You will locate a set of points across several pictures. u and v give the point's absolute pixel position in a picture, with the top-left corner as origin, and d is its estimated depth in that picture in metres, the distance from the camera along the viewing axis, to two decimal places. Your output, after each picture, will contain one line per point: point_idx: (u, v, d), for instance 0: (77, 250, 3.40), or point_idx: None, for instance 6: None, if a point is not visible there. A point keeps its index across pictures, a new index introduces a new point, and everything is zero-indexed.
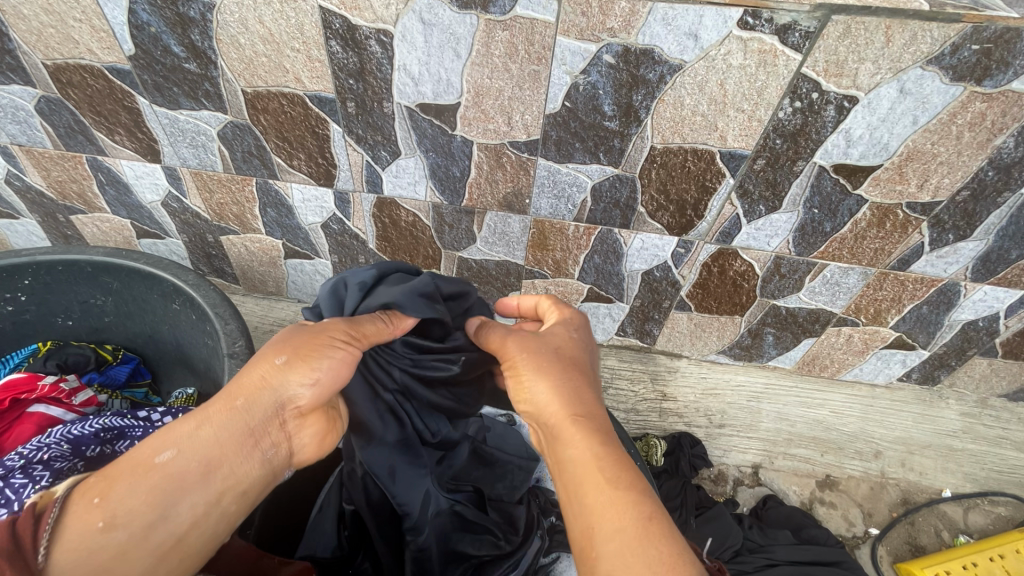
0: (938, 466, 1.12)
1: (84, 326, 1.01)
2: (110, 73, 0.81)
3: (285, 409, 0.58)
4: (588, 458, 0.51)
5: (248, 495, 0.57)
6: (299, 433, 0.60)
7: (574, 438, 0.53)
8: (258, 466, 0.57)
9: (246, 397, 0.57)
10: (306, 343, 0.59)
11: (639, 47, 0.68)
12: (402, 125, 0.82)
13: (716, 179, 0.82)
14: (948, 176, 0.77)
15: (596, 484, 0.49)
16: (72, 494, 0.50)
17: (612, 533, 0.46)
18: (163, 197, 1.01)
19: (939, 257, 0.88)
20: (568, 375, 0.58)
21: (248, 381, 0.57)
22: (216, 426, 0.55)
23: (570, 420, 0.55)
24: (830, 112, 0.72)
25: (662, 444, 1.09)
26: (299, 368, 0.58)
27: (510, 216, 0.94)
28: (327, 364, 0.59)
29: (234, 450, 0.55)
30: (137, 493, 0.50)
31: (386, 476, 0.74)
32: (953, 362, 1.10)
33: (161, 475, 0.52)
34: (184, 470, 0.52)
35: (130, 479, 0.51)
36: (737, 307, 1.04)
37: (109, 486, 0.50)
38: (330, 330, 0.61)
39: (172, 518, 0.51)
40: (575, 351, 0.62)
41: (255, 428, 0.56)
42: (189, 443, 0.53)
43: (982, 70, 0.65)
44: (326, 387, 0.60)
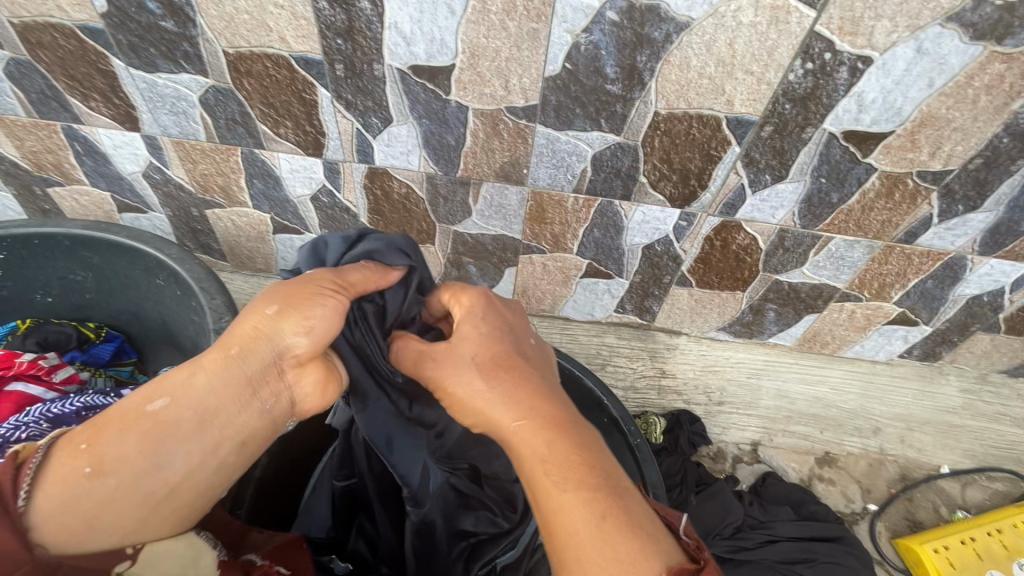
0: (937, 442, 1.12)
1: (65, 303, 0.98)
2: (82, 32, 0.77)
3: (279, 359, 0.55)
4: (535, 467, 0.52)
5: (247, 446, 0.56)
6: (299, 384, 0.57)
7: (520, 445, 0.54)
8: (257, 416, 0.55)
9: (240, 345, 0.54)
10: (297, 291, 0.57)
11: (644, 3, 0.64)
12: (393, 89, 0.78)
13: (721, 147, 0.79)
14: (961, 143, 0.74)
15: (545, 494, 0.51)
16: (66, 438, 0.52)
17: (569, 536, 0.48)
18: (144, 168, 0.97)
19: (947, 229, 0.86)
20: (504, 375, 0.58)
21: (241, 330, 0.55)
22: (208, 377, 0.54)
23: (513, 432, 0.55)
24: (843, 74, 0.68)
25: (661, 421, 1.06)
26: (291, 317, 0.55)
27: (507, 187, 0.90)
28: (319, 312, 0.56)
29: (227, 400, 0.54)
30: (127, 441, 0.51)
31: (385, 447, 0.70)
32: (955, 338, 1.08)
33: (152, 422, 0.52)
34: (174, 419, 0.52)
35: (121, 424, 0.51)
36: (739, 282, 1.02)
37: (99, 433, 0.51)
38: (318, 279, 0.59)
39: (161, 468, 0.51)
40: (495, 349, 0.59)
41: (250, 377, 0.54)
42: (179, 392, 0.53)
43: (1004, 28, 0.62)
44: (320, 336, 0.56)
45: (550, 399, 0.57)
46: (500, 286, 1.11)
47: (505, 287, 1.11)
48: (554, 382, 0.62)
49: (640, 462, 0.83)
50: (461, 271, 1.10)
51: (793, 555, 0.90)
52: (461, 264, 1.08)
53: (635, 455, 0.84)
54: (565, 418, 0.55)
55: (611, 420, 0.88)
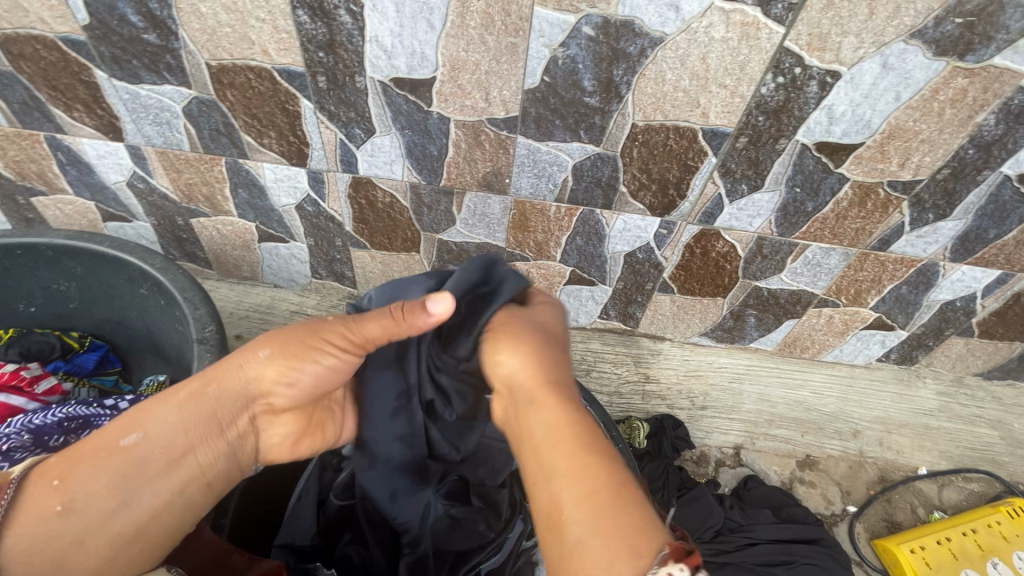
0: (915, 444, 1.14)
1: (47, 313, 0.98)
2: (64, 44, 0.77)
3: (254, 403, 0.60)
4: (555, 425, 0.52)
5: (210, 486, 0.58)
6: (270, 428, 0.62)
7: (547, 403, 0.54)
8: (224, 457, 0.59)
9: (217, 387, 0.58)
10: (294, 342, 0.59)
11: (618, 19, 0.66)
12: (376, 101, 0.79)
13: (698, 157, 0.81)
14: (929, 154, 0.76)
15: (568, 452, 0.49)
16: (41, 470, 0.53)
17: (583, 491, 0.46)
18: (128, 177, 0.97)
19: (918, 236, 0.88)
20: (551, 347, 0.61)
21: (221, 369, 0.59)
22: (184, 415, 0.56)
23: (544, 389, 0.56)
24: (813, 88, 0.70)
25: (645, 426, 1.08)
26: (275, 366, 0.58)
27: (489, 196, 0.91)
28: (308, 367, 0.58)
29: (200, 441, 0.57)
30: (98, 479, 0.53)
31: (387, 498, 0.74)
32: (931, 342, 1.11)
33: (126, 459, 0.54)
34: (146, 457, 0.54)
35: (92, 463, 0.53)
36: (720, 289, 1.04)
37: (72, 468, 0.53)
38: (329, 329, 0.59)
39: (131, 505, 0.53)
40: (555, 328, 0.65)
41: (221, 417, 0.58)
42: (154, 429, 0.55)
43: (965, 44, 0.64)
44: (300, 387, 0.59)
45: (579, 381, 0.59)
46: None
47: None
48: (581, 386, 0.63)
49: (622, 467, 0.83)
50: None
51: (773, 558, 0.91)
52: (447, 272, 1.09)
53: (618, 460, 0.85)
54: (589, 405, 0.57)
55: None
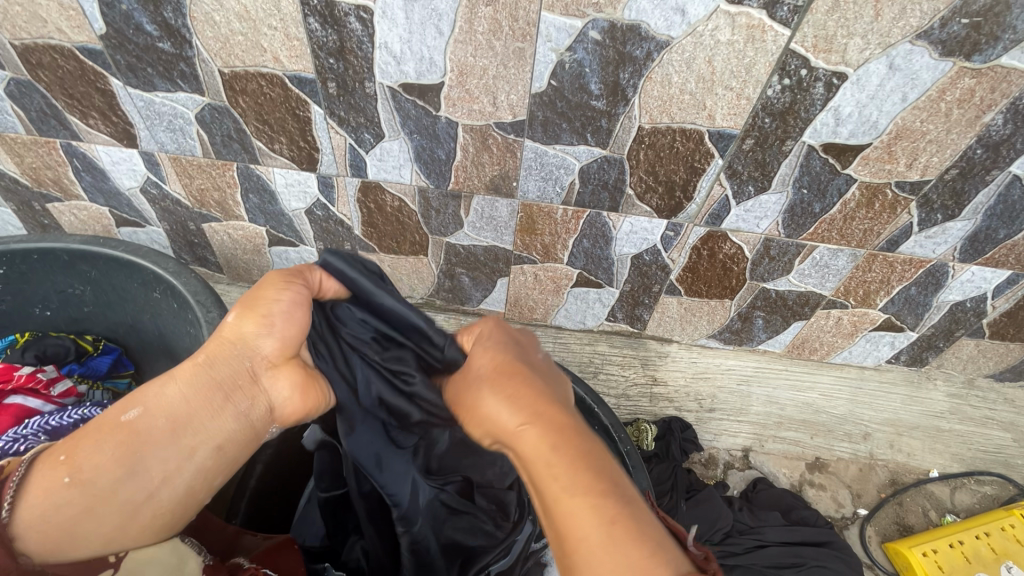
0: (926, 447, 1.13)
1: (62, 316, 0.99)
2: (81, 53, 0.79)
3: (252, 363, 0.56)
4: (546, 471, 0.49)
5: (224, 451, 0.56)
6: (272, 387, 0.57)
7: (527, 454, 0.51)
8: (234, 420, 0.56)
9: (208, 353, 0.55)
10: (252, 294, 0.57)
11: (625, 23, 0.67)
12: (385, 106, 0.80)
13: (705, 159, 0.81)
14: (937, 154, 0.76)
15: (556, 506, 0.47)
16: (46, 452, 0.52)
17: (584, 547, 0.45)
18: (141, 183, 0.99)
19: (927, 237, 0.88)
20: (506, 380, 0.56)
21: (210, 337, 0.56)
22: (182, 385, 0.54)
23: (524, 432, 0.52)
24: (819, 89, 0.70)
25: (653, 429, 1.08)
26: (252, 320, 0.55)
27: (497, 200, 0.92)
28: (278, 309, 0.56)
29: (201, 406, 0.54)
30: (103, 451, 0.51)
31: (374, 465, 0.69)
32: (941, 343, 1.10)
33: (128, 432, 0.52)
34: (150, 427, 0.52)
35: (98, 435, 0.51)
36: (727, 290, 1.04)
37: (76, 446, 0.51)
38: (268, 280, 0.58)
39: (139, 473, 0.51)
40: (510, 354, 0.60)
41: (222, 380, 0.55)
42: (154, 400, 0.53)
43: (971, 45, 0.64)
44: (279, 334, 0.56)
45: (561, 403, 0.54)
46: (492, 296, 1.13)
47: (497, 297, 1.13)
48: (560, 391, 0.58)
49: (630, 469, 0.84)
50: (454, 281, 1.11)
51: (782, 560, 0.91)
52: (454, 275, 1.10)
53: (625, 462, 0.85)
54: (564, 421, 0.52)
55: (602, 428, 0.89)
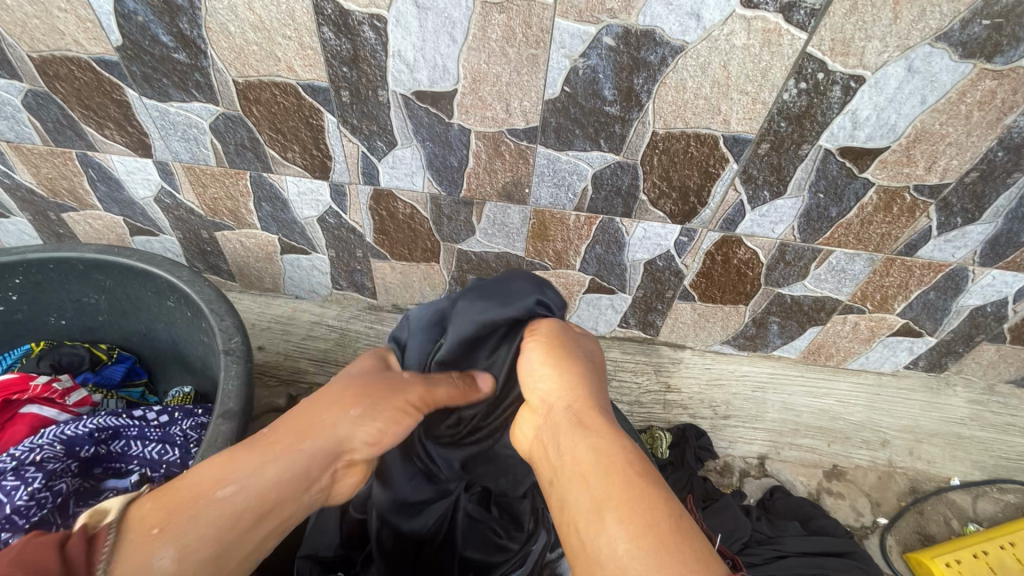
0: (946, 454, 1.11)
1: (77, 325, 1.00)
2: (98, 64, 0.80)
3: (344, 459, 0.56)
4: (606, 449, 0.51)
5: (276, 544, 0.53)
6: (345, 480, 0.58)
7: (600, 430, 0.54)
8: (302, 511, 0.54)
9: (313, 442, 0.54)
10: (381, 398, 0.60)
11: (639, 28, 0.66)
12: (397, 113, 0.80)
13: (720, 164, 0.81)
14: (957, 157, 0.75)
15: (621, 481, 0.48)
16: (133, 518, 0.45)
17: (638, 521, 0.45)
18: (155, 192, 1.00)
19: (946, 241, 0.87)
20: (596, 376, 0.61)
21: (316, 422, 0.56)
22: (282, 469, 0.51)
23: (595, 414, 0.56)
24: (836, 92, 0.70)
25: (667, 436, 1.06)
26: (369, 420, 0.58)
27: (509, 206, 0.92)
28: (395, 421, 0.60)
29: (289, 498, 0.52)
30: (197, 531, 0.46)
31: (410, 514, 0.76)
32: (960, 348, 1.08)
33: (221, 514, 0.48)
34: (240, 512, 0.48)
35: (191, 513, 0.47)
36: (742, 296, 1.03)
37: (171, 519, 0.46)
38: (404, 394, 0.61)
39: (225, 559, 0.47)
40: (600, 358, 0.66)
41: (314, 474, 0.54)
42: (255, 484, 0.50)
43: (992, 46, 0.63)
44: (384, 439, 0.59)
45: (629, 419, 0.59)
46: None
47: None
48: None
49: None
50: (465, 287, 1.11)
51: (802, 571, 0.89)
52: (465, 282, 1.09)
53: None
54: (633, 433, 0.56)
55: None
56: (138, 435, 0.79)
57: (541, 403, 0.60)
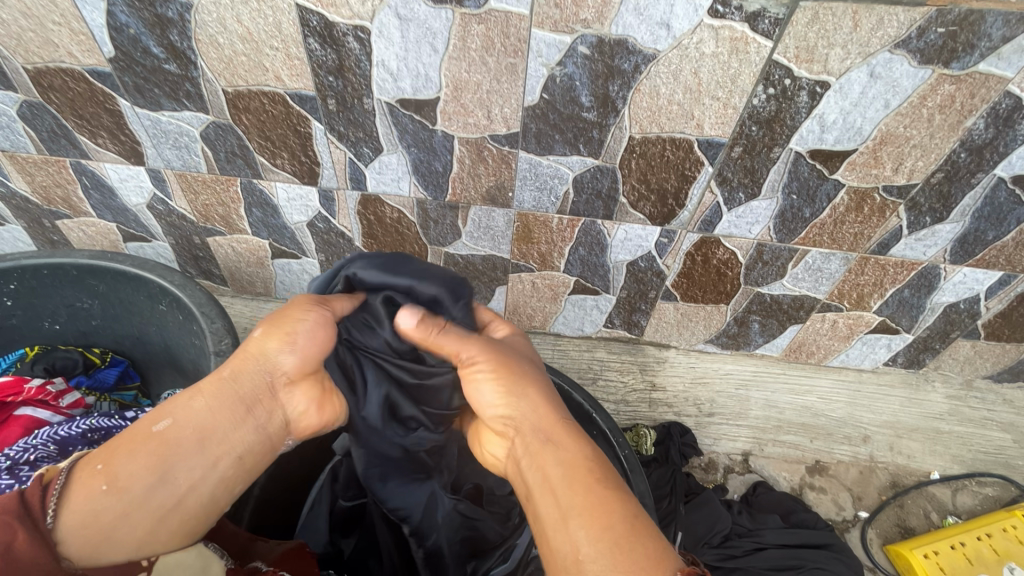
0: (926, 449, 1.13)
1: (71, 330, 1.02)
2: (91, 75, 0.82)
3: (271, 378, 0.60)
4: (567, 462, 0.53)
5: (244, 460, 0.57)
6: (289, 400, 0.61)
7: (561, 441, 0.56)
8: (252, 433, 0.58)
9: (232, 368, 0.59)
10: (278, 317, 0.62)
11: (612, 38, 0.69)
12: (383, 121, 0.83)
13: (695, 167, 0.83)
14: (922, 158, 0.78)
15: (583, 491, 0.51)
16: (85, 458, 0.53)
17: (603, 530, 0.48)
18: (148, 199, 1.02)
19: (917, 240, 0.90)
20: (548, 384, 0.63)
21: (234, 354, 0.60)
22: (207, 398, 0.56)
23: (557, 426, 0.57)
24: (803, 97, 0.73)
25: (652, 434, 1.08)
26: (277, 340, 0.60)
27: (494, 210, 0.94)
28: (305, 333, 0.61)
29: (225, 418, 0.56)
30: (137, 460, 0.52)
31: (378, 480, 0.77)
32: (937, 345, 1.11)
33: (160, 442, 0.53)
34: (179, 436, 0.54)
35: (130, 447, 0.52)
36: (723, 295, 1.05)
37: (113, 454, 0.52)
38: (296, 302, 0.64)
39: (170, 478, 0.52)
40: (543, 367, 0.66)
41: (243, 394, 0.58)
42: (184, 412, 0.55)
43: (949, 53, 0.66)
44: (300, 352, 0.61)
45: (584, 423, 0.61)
46: (492, 304, 1.15)
47: (496, 305, 1.15)
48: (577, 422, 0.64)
49: (628, 472, 0.84)
50: None
51: (781, 563, 0.91)
52: None
53: (624, 466, 0.85)
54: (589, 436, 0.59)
55: (602, 433, 0.90)
56: None
57: (497, 420, 0.61)
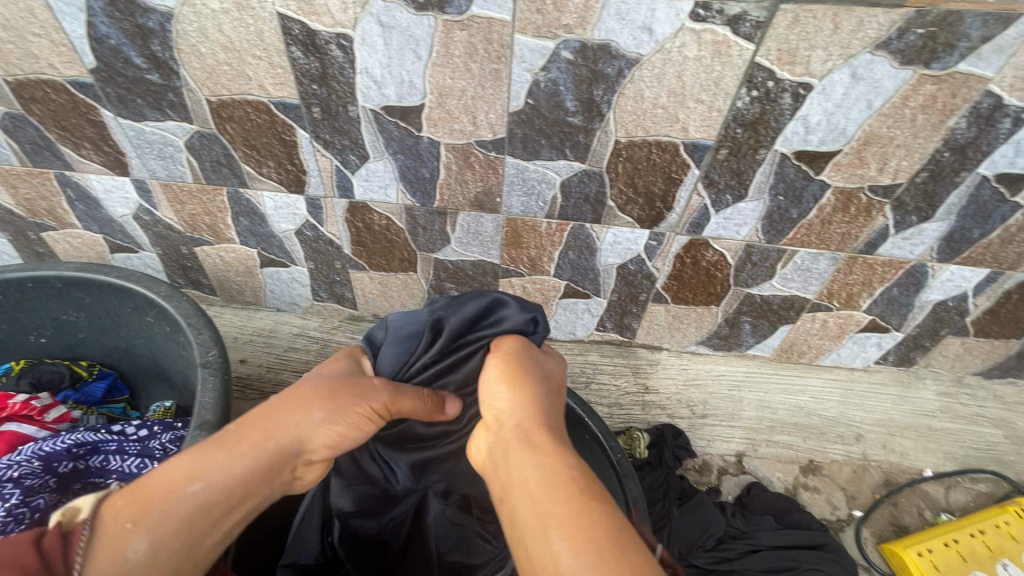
0: (919, 446, 1.14)
1: (57, 343, 1.01)
2: (73, 86, 0.81)
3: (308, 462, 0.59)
4: (553, 463, 0.53)
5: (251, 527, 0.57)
6: (310, 478, 0.61)
7: (545, 448, 0.55)
8: (270, 505, 0.57)
9: (279, 442, 0.56)
10: (341, 399, 0.62)
11: (595, 43, 0.69)
12: (368, 128, 0.82)
13: (682, 170, 0.83)
14: (906, 158, 0.78)
15: (563, 495, 0.49)
16: (110, 508, 0.49)
17: (581, 535, 0.45)
18: (134, 210, 1.01)
19: (904, 239, 0.90)
20: (546, 396, 0.64)
21: (285, 425, 0.57)
22: (247, 469, 0.53)
23: (542, 433, 0.57)
24: (787, 99, 0.73)
25: (645, 437, 1.08)
26: (330, 425, 0.59)
27: (482, 215, 0.94)
28: (353, 423, 0.61)
29: (256, 490, 0.54)
30: (167, 524, 0.49)
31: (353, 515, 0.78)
32: (927, 342, 1.11)
33: (193, 508, 0.50)
34: (211, 506, 0.51)
35: (165, 510, 0.49)
36: (713, 297, 1.05)
37: (144, 511, 0.49)
38: (374, 397, 0.64)
39: (196, 546, 0.51)
40: (557, 382, 0.69)
41: (278, 471, 0.56)
42: (218, 479, 0.52)
43: (929, 53, 0.67)
44: (342, 442, 0.61)
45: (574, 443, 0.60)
46: None
47: None
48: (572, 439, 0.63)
49: (621, 477, 0.85)
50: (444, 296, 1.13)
51: (776, 564, 0.91)
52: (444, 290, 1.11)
53: (617, 470, 0.86)
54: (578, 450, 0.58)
55: (593, 438, 0.90)
56: (115, 450, 0.80)
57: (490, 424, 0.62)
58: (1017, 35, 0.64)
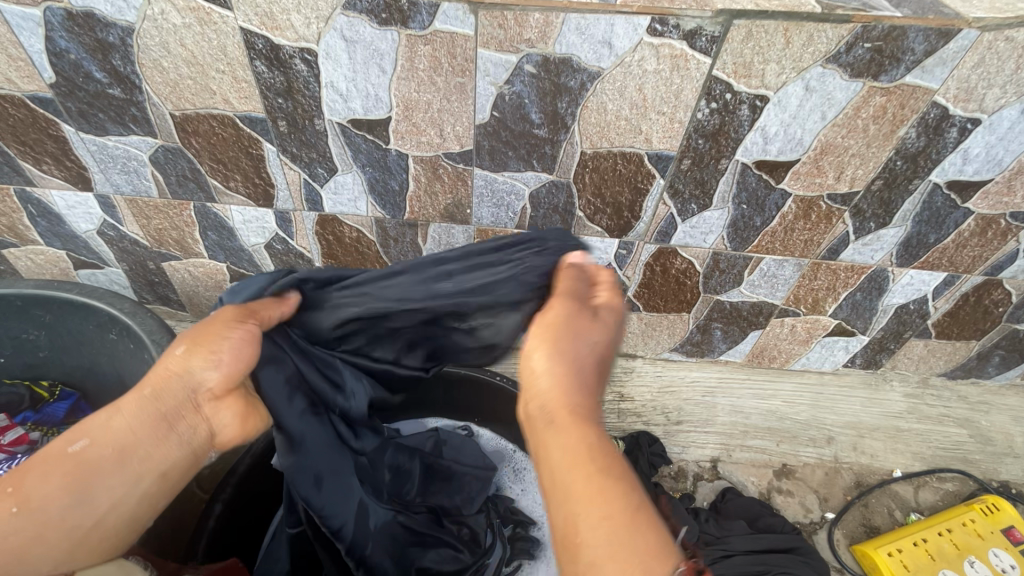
0: (887, 447, 1.16)
1: (17, 362, 0.98)
2: (32, 101, 0.80)
3: (197, 394, 0.54)
4: (579, 452, 0.44)
5: (170, 478, 0.54)
6: (217, 415, 0.55)
7: (570, 426, 0.45)
8: (178, 449, 0.54)
9: (153, 385, 0.53)
10: (203, 329, 0.55)
11: (557, 57, 0.70)
12: (335, 141, 0.82)
13: (647, 180, 0.85)
14: (861, 167, 0.81)
15: (588, 481, 0.42)
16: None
17: (600, 522, 0.40)
18: (98, 225, 0.99)
19: (864, 245, 0.93)
20: (588, 366, 0.51)
21: (157, 368, 0.54)
22: (128, 416, 0.52)
23: (567, 406, 0.47)
24: (744, 111, 0.75)
25: (620, 445, 1.08)
26: (199, 354, 0.53)
27: (453, 227, 0.95)
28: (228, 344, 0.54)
29: (147, 434, 0.52)
30: (49, 482, 0.50)
31: (310, 486, 0.66)
32: (892, 345, 1.14)
33: (77, 463, 0.50)
34: (97, 456, 0.51)
35: (45, 469, 0.50)
36: (683, 304, 1.07)
37: (23, 476, 0.50)
38: (222, 312, 0.57)
39: (86, 503, 0.50)
40: (604, 349, 0.53)
41: (167, 412, 0.53)
42: (99, 431, 0.51)
43: (877, 66, 0.69)
44: (222, 370, 0.54)
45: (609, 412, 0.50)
46: None
47: None
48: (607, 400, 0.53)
49: None
50: None
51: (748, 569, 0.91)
52: None
53: None
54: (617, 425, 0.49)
55: None
56: None
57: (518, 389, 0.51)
58: (958, 49, 0.67)
